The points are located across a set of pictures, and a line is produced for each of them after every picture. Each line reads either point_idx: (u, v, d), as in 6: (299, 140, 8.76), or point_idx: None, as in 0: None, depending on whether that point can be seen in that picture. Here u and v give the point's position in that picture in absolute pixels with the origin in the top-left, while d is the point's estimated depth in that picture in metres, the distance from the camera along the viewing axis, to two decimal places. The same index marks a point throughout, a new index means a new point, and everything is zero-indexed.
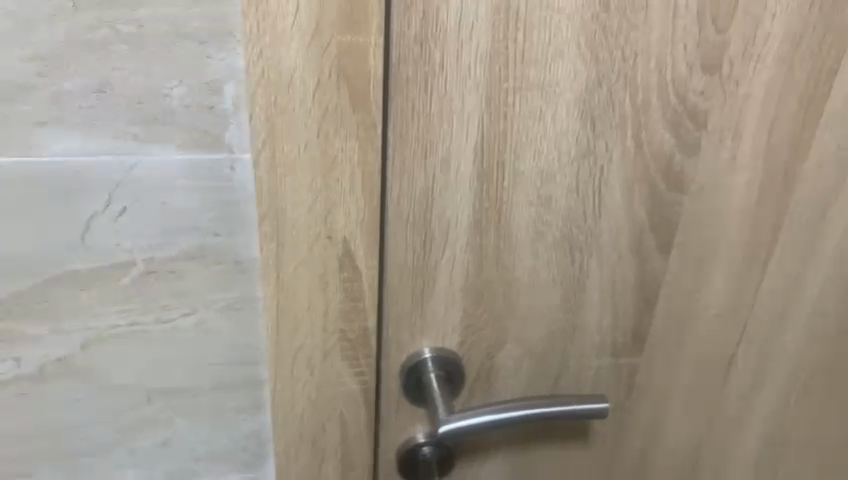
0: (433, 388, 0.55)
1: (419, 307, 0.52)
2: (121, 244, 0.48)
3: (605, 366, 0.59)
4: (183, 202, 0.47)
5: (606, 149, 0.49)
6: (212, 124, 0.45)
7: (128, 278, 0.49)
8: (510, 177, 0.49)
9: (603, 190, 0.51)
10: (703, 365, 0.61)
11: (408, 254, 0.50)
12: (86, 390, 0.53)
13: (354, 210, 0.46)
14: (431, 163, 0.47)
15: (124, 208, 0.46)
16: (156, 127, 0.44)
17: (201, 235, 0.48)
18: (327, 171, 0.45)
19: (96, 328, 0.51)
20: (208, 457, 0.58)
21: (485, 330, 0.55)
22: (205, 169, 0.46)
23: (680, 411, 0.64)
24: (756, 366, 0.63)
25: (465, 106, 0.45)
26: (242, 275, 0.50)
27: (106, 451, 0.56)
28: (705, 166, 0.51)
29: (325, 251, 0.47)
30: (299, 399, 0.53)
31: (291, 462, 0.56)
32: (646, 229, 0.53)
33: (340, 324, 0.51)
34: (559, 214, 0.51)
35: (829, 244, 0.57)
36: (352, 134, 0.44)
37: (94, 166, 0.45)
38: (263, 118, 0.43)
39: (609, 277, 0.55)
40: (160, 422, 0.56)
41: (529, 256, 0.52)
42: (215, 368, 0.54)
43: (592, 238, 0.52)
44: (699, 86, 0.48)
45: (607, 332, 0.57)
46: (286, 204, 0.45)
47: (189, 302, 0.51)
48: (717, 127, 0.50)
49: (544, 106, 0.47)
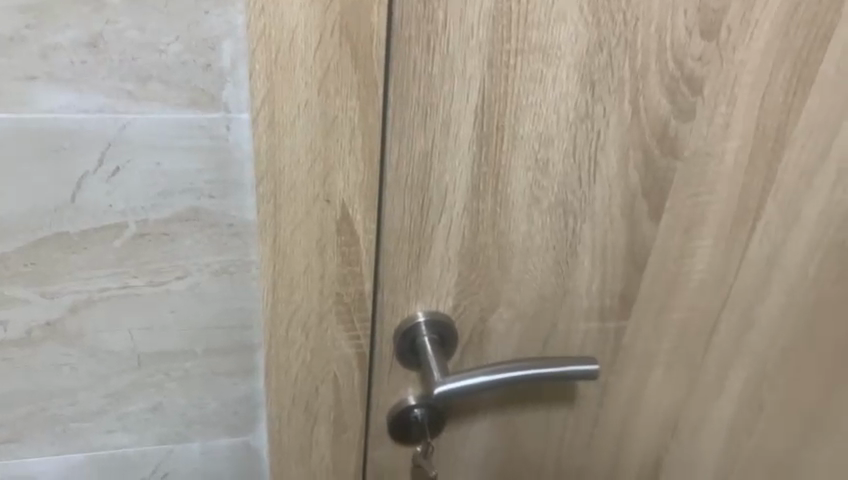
0: (427, 351, 0.55)
1: (414, 272, 0.53)
2: (113, 205, 0.46)
3: (593, 329, 0.60)
4: (178, 162, 0.46)
5: (604, 114, 0.49)
6: (208, 83, 0.44)
7: (120, 240, 0.48)
8: (509, 141, 0.49)
9: (599, 155, 0.51)
10: (688, 328, 0.63)
11: (404, 219, 0.50)
12: (75, 354, 0.52)
13: (353, 173, 0.46)
14: (430, 126, 0.47)
15: (117, 168, 0.45)
16: (151, 84, 0.43)
17: (196, 197, 0.47)
18: (327, 132, 0.44)
19: (86, 291, 0.50)
20: (199, 421, 0.58)
21: (479, 294, 0.55)
22: (201, 129, 0.45)
23: (663, 373, 0.65)
24: (738, 330, 0.64)
25: (467, 68, 0.45)
26: (237, 238, 0.50)
27: (96, 416, 0.56)
28: (699, 132, 0.52)
29: (322, 214, 0.47)
30: (294, 362, 0.53)
31: (283, 425, 0.56)
32: (638, 195, 0.54)
33: (336, 287, 0.50)
34: (555, 179, 0.51)
35: (812, 210, 0.59)
36: (354, 94, 0.43)
37: (86, 124, 0.44)
38: (263, 76, 0.42)
39: (601, 242, 0.55)
40: (151, 386, 0.55)
41: (524, 221, 0.52)
42: (207, 332, 0.54)
43: (587, 203, 0.53)
44: (697, 52, 0.48)
45: (597, 296, 0.58)
46: (284, 165, 0.45)
47: (183, 265, 0.50)
48: (712, 94, 0.50)
49: (545, 69, 0.46)
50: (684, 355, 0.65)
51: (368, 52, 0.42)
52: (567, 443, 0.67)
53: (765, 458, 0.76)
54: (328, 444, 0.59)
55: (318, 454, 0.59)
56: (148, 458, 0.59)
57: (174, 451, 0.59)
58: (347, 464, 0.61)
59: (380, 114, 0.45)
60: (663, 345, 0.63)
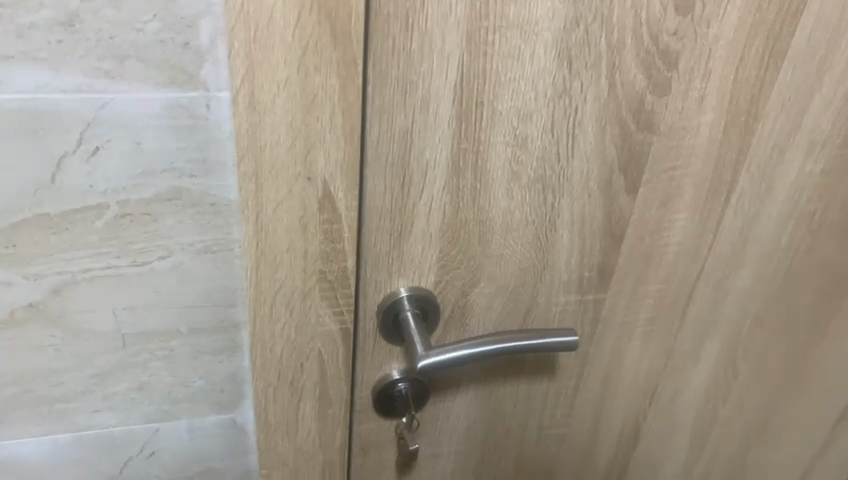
0: (409, 326, 0.56)
1: (396, 248, 0.53)
2: (94, 186, 0.46)
3: (573, 302, 0.61)
4: (158, 142, 0.46)
5: (581, 89, 0.50)
6: (187, 62, 0.43)
7: (102, 221, 0.48)
8: (488, 117, 0.49)
9: (577, 130, 0.52)
10: (664, 300, 0.64)
11: (385, 196, 0.50)
12: (59, 336, 0.52)
13: (334, 150, 0.46)
14: (410, 102, 0.47)
15: (96, 148, 0.45)
16: (129, 63, 0.43)
17: (177, 177, 0.47)
18: (307, 110, 0.44)
19: (68, 272, 0.50)
20: (185, 399, 0.59)
21: (461, 269, 0.56)
22: (181, 108, 0.45)
23: (641, 344, 0.67)
24: (712, 300, 0.66)
25: (446, 45, 0.45)
26: (219, 217, 0.50)
27: (81, 396, 0.56)
28: (674, 106, 0.53)
29: (304, 192, 0.47)
30: (279, 339, 0.54)
31: (269, 402, 0.57)
32: (616, 169, 0.55)
33: (319, 264, 0.51)
34: (534, 154, 0.52)
35: (784, 182, 0.60)
36: (333, 71, 0.43)
37: (65, 104, 0.43)
38: (243, 54, 0.42)
39: (580, 216, 0.56)
40: (136, 366, 0.56)
41: (504, 196, 0.53)
42: (191, 311, 0.54)
43: (565, 177, 0.54)
44: (672, 27, 0.49)
45: (575, 269, 0.59)
46: (265, 143, 0.45)
47: (166, 245, 0.50)
48: (687, 68, 0.51)
49: (522, 45, 0.47)
50: (660, 325, 0.66)
51: (347, 29, 0.42)
52: (548, 413, 0.68)
53: (739, 424, 0.78)
54: (314, 419, 0.60)
55: (304, 429, 0.60)
56: (135, 437, 0.60)
57: (161, 430, 0.60)
58: (333, 438, 0.62)
59: (360, 91, 0.45)
60: (640, 316, 0.65)
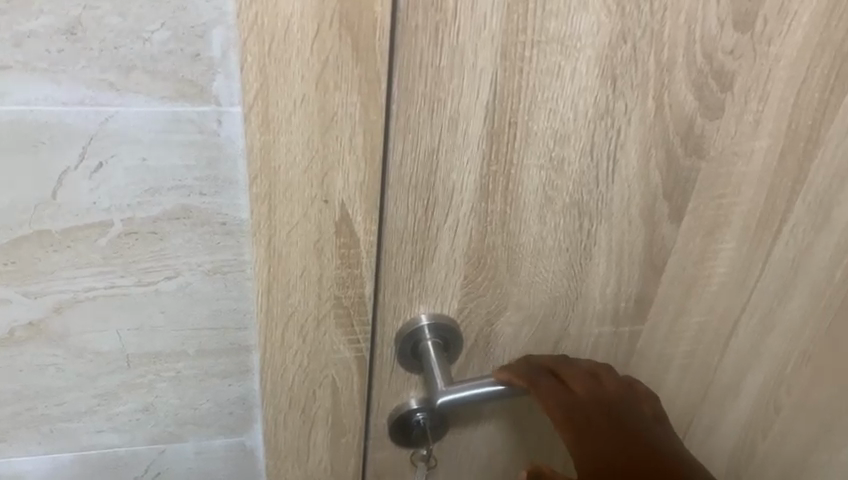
0: (430, 358, 0.52)
1: (418, 273, 0.49)
2: (97, 202, 0.44)
3: (605, 334, 0.57)
4: (166, 158, 0.43)
5: (626, 111, 0.45)
6: (197, 74, 0.40)
7: (106, 239, 0.45)
8: (522, 138, 0.45)
9: (618, 154, 0.47)
10: (705, 332, 0.60)
11: (407, 219, 0.46)
12: (61, 355, 0.50)
13: (352, 172, 0.43)
14: (438, 122, 0.43)
15: (100, 163, 0.42)
16: (135, 75, 0.39)
17: (186, 194, 0.44)
18: (325, 129, 0.41)
19: (71, 291, 0.47)
20: (192, 421, 0.56)
21: (486, 297, 0.52)
22: (190, 122, 0.42)
23: (676, 377, 0.63)
24: (757, 333, 0.61)
25: (478, 60, 0.41)
26: (230, 237, 0.47)
27: (84, 416, 0.53)
28: (727, 129, 0.48)
29: (320, 215, 0.44)
30: (290, 365, 0.51)
31: (279, 428, 0.54)
32: (659, 196, 0.50)
33: (335, 290, 0.48)
34: (570, 178, 0.48)
35: (842, 212, 0.55)
36: (354, 88, 0.40)
37: (66, 117, 0.40)
38: (256, 69, 0.38)
39: (618, 244, 0.52)
40: (142, 387, 0.53)
41: (536, 221, 0.49)
42: (199, 332, 0.51)
43: (603, 203, 0.50)
44: (729, 44, 0.44)
45: (610, 299, 0.55)
46: (280, 164, 0.41)
47: (173, 265, 0.47)
48: (743, 89, 0.47)
49: (562, 62, 0.43)
50: (699, 359, 0.62)
51: (370, 43, 0.38)
52: None
53: (779, 463, 0.73)
54: (325, 446, 0.57)
55: (316, 457, 0.57)
56: (140, 458, 0.57)
57: (167, 452, 0.57)
58: (345, 466, 0.59)
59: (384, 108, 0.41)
60: (677, 348, 0.60)
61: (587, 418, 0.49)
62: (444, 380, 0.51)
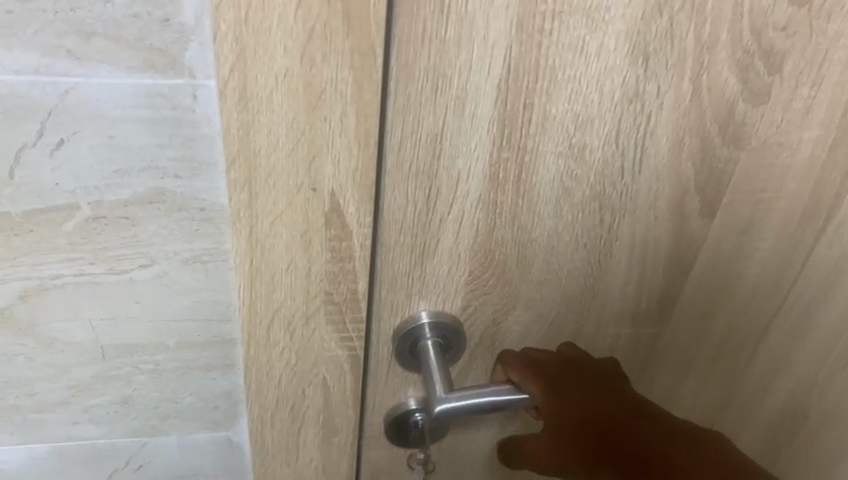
0: (429, 358, 0.48)
1: (418, 268, 0.45)
2: (60, 183, 0.39)
3: (623, 335, 0.53)
4: (135, 136, 0.38)
5: (658, 94, 0.40)
6: (167, 42, 0.35)
7: (72, 223, 0.41)
8: (538, 122, 0.40)
9: (646, 142, 0.42)
10: (733, 335, 0.55)
11: (407, 210, 0.41)
12: (29, 344, 0.46)
13: (343, 157, 0.38)
14: (442, 102, 0.38)
15: (61, 140, 0.38)
16: (96, 42, 0.35)
17: (159, 177, 0.40)
18: (312, 108, 0.36)
19: (36, 278, 0.43)
20: (174, 414, 0.52)
21: (493, 294, 0.47)
22: (160, 97, 0.37)
23: (697, 381, 0.58)
24: (790, 346, 0.55)
25: (490, 33, 0.36)
26: (209, 225, 0.42)
27: (58, 407, 0.50)
28: (772, 118, 0.43)
29: (308, 204, 0.39)
30: (277, 363, 0.47)
31: (266, 427, 0.51)
32: (690, 190, 0.45)
33: (324, 285, 0.43)
34: (591, 168, 0.42)
35: None
36: (345, 63, 0.34)
37: (20, 88, 0.36)
38: (231, 38, 0.33)
39: (641, 240, 0.47)
40: (119, 379, 0.49)
41: (551, 213, 0.44)
42: (179, 324, 0.47)
43: (627, 196, 0.44)
44: (781, 20, 0.39)
45: (630, 299, 0.50)
46: (260, 146, 0.37)
47: (148, 252, 0.43)
48: (794, 72, 0.41)
49: (588, 36, 0.37)
50: (724, 363, 0.57)
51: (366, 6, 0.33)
52: None
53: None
54: (317, 446, 0.53)
55: (306, 456, 0.53)
56: (120, 450, 0.54)
57: (148, 445, 0.54)
58: (338, 466, 0.55)
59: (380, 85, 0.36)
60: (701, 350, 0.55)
61: (556, 391, 0.48)
62: (443, 386, 0.46)
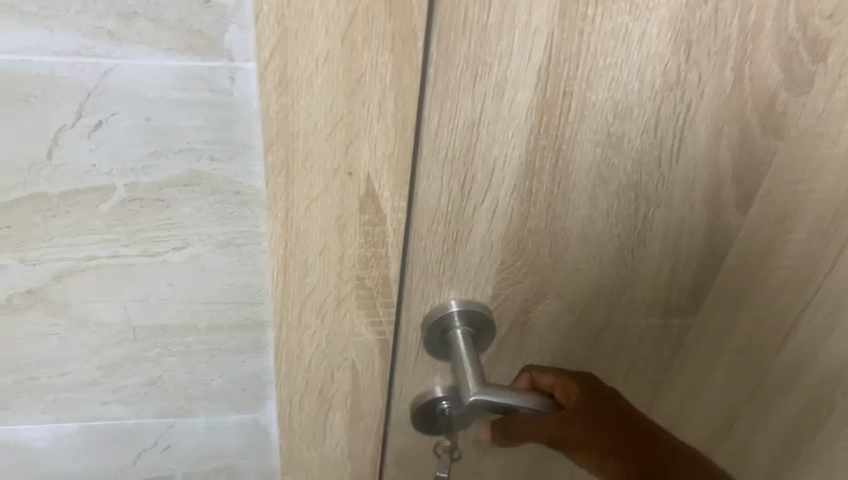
0: (459, 347, 0.47)
1: (450, 257, 0.44)
2: (97, 165, 0.39)
3: (653, 326, 0.52)
4: (173, 118, 0.38)
5: (699, 82, 0.39)
6: (207, 24, 0.35)
7: (108, 205, 0.41)
8: (576, 110, 0.39)
9: (685, 132, 0.41)
10: (761, 327, 0.54)
11: (440, 198, 0.41)
12: (63, 324, 0.46)
13: (381, 141, 0.38)
14: (481, 89, 0.37)
15: (98, 122, 0.38)
16: (136, 23, 0.34)
17: (195, 159, 0.40)
18: (351, 92, 0.36)
19: (71, 259, 0.43)
20: (203, 396, 0.53)
21: (524, 283, 0.47)
22: (199, 79, 0.37)
23: (724, 373, 0.57)
24: (809, 342, 0.56)
25: (531, 19, 0.36)
26: (243, 207, 0.42)
27: (90, 387, 0.50)
28: (814, 107, 0.42)
29: (343, 189, 0.39)
30: (308, 346, 0.47)
31: (295, 409, 0.51)
32: (727, 180, 0.44)
33: (357, 270, 0.43)
34: (628, 156, 0.42)
35: None
36: (386, 47, 0.34)
37: (59, 69, 0.36)
38: (273, 20, 0.33)
39: (676, 230, 0.46)
40: (149, 360, 0.50)
41: (586, 203, 0.43)
42: (210, 307, 0.47)
43: (664, 186, 0.44)
44: (828, 8, 0.38)
45: (662, 291, 0.50)
46: (299, 130, 0.37)
47: (182, 235, 0.43)
48: (838, 61, 0.40)
49: (630, 22, 0.37)
50: (752, 356, 0.56)
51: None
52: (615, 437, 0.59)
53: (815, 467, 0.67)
54: (343, 429, 0.53)
55: (332, 438, 0.54)
56: (149, 430, 0.54)
57: (176, 425, 0.54)
58: (363, 449, 0.55)
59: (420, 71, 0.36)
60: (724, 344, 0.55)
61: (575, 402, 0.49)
62: (474, 376, 0.45)
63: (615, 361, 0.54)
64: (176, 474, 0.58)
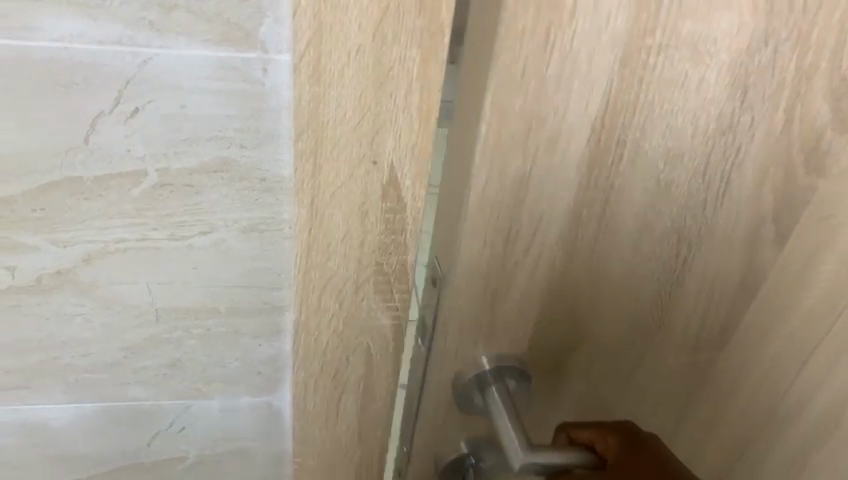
0: (495, 404, 0.46)
1: (487, 315, 0.45)
2: (131, 150, 0.41)
3: (683, 366, 0.51)
4: (206, 106, 0.40)
5: (751, 123, 0.41)
6: (245, 17, 0.37)
7: (140, 189, 0.43)
8: (629, 160, 0.40)
9: (732, 175, 0.42)
10: (785, 349, 0.47)
11: (485, 254, 0.42)
12: (89, 305, 0.48)
13: (405, 131, 0.40)
14: (533, 144, 0.38)
15: (135, 109, 0.39)
16: (177, 15, 0.36)
17: (225, 146, 0.42)
18: (380, 84, 0.38)
19: (101, 241, 0.45)
20: (220, 378, 0.54)
21: (559, 326, 0.47)
22: (233, 70, 0.39)
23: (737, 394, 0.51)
24: (822, 384, 0.46)
25: (592, 69, 0.36)
26: (268, 195, 0.44)
27: (110, 368, 0.52)
28: None
29: (367, 177, 0.41)
30: (325, 330, 0.49)
31: (309, 391, 0.53)
32: (767, 220, 0.44)
33: (377, 256, 0.45)
34: (676, 202, 0.43)
35: None
36: (415, 42, 0.36)
37: (101, 57, 0.37)
38: (310, 14, 0.35)
39: (713, 274, 0.47)
40: (170, 342, 0.51)
41: (630, 244, 0.44)
42: (232, 290, 0.49)
43: (707, 230, 0.44)
44: None
45: (694, 334, 0.49)
46: (329, 119, 0.39)
47: (209, 220, 0.45)
48: None
49: (691, 70, 0.38)
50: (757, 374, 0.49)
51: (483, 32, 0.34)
52: None
53: None
54: (355, 413, 0.55)
55: (344, 422, 0.55)
56: (165, 411, 0.56)
57: (192, 407, 0.56)
58: (373, 434, 0.57)
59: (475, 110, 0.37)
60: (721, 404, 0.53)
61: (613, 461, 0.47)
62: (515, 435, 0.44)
63: (644, 402, 0.53)
64: (188, 456, 0.60)
